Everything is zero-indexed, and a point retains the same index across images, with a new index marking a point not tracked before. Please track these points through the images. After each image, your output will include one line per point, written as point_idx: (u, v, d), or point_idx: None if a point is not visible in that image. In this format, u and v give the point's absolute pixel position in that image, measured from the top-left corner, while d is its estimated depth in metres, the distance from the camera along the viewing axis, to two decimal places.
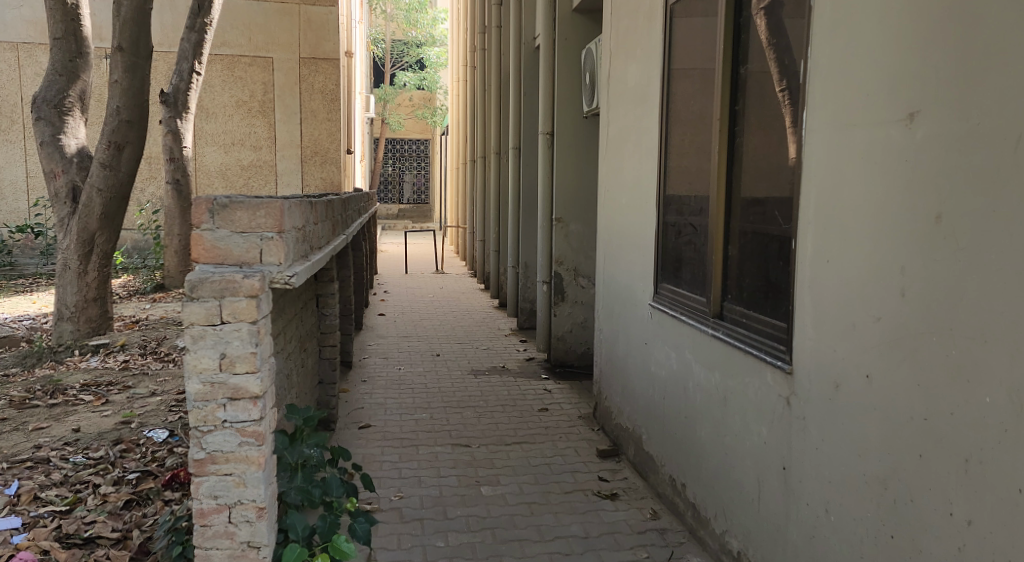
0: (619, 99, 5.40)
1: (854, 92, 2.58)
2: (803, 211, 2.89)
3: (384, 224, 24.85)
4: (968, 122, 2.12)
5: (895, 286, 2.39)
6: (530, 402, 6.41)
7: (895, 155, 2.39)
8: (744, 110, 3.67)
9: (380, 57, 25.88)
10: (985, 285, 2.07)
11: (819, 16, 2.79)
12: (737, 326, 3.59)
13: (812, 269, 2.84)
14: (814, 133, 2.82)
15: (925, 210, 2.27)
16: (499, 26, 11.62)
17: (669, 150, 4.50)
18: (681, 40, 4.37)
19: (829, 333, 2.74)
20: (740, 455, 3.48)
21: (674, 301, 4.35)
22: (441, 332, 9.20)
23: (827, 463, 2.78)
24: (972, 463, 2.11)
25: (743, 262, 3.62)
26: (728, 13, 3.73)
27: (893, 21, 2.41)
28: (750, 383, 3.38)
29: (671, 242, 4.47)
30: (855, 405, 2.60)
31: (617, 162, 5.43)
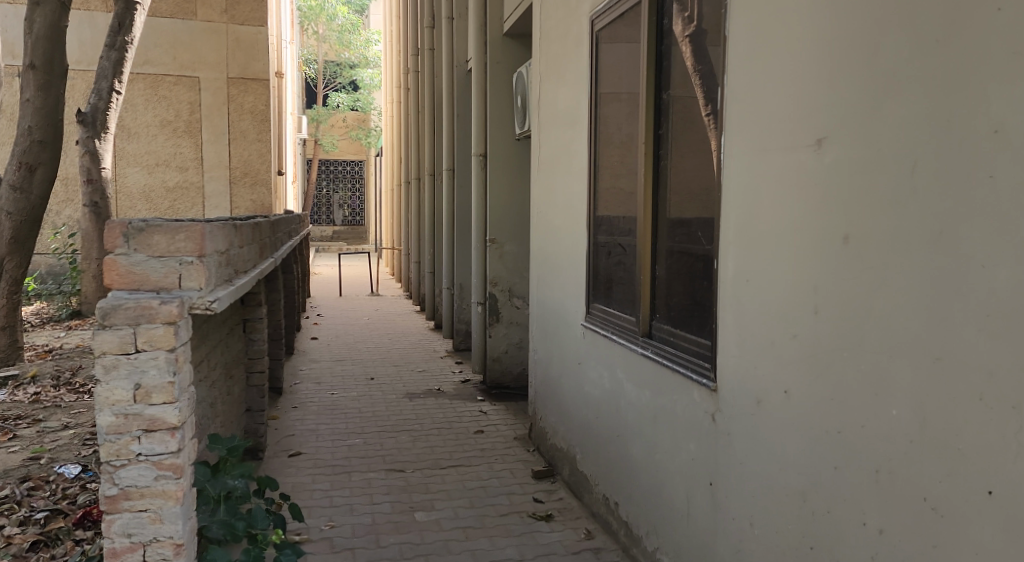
0: (550, 122, 5.47)
1: (770, 117, 2.66)
2: (724, 233, 2.96)
3: (317, 246, 24.55)
4: (870, 148, 2.19)
5: (810, 304, 2.46)
6: (466, 424, 6.38)
7: (807, 179, 2.47)
8: (669, 135, 3.74)
9: (313, 79, 25.71)
10: (889, 303, 2.13)
11: (735, 43, 2.87)
12: (665, 344, 3.66)
13: (733, 289, 2.91)
14: (734, 156, 2.89)
15: (835, 230, 2.34)
16: (432, 49, 11.66)
17: (598, 173, 4.57)
18: (606, 64, 4.47)
19: (751, 350, 2.80)
20: (670, 471, 3.52)
21: (606, 320, 4.40)
22: (376, 355, 9.11)
23: (751, 477, 2.83)
24: (882, 474, 2.17)
25: (670, 281, 3.69)
26: (651, 40, 3.83)
27: (800, 52, 2.50)
28: (678, 400, 3.43)
29: (602, 262, 4.52)
30: (774, 420, 2.67)
31: (549, 183, 5.49)
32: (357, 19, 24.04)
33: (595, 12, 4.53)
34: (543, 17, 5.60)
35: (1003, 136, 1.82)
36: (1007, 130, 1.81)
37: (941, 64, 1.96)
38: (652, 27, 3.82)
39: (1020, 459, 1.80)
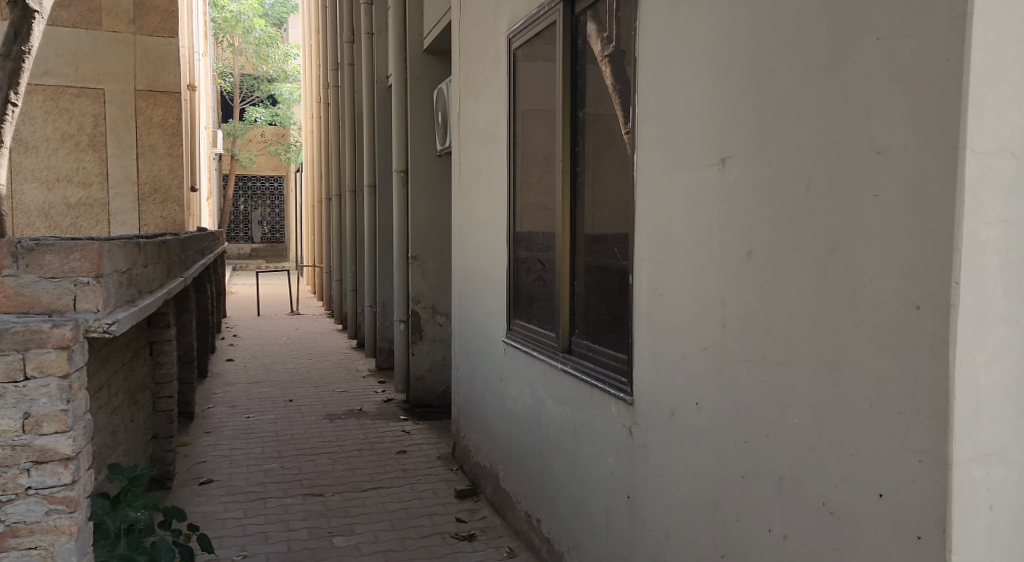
0: (470, 139, 5.46)
1: (678, 137, 2.71)
2: (638, 249, 3.00)
3: (235, 265, 23.95)
4: (769, 167, 2.25)
5: (717, 317, 2.51)
6: (388, 445, 6.29)
7: (713, 196, 2.52)
8: (584, 152, 3.78)
9: (228, 93, 25.15)
10: (788, 315, 2.19)
11: (646, 64, 2.91)
12: (584, 359, 3.69)
13: (648, 304, 2.95)
14: (646, 174, 2.93)
15: (738, 246, 2.40)
16: (352, 64, 11.55)
17: (517, 189, 4.60)
18: (524, 82, 4.50)
19: (665, 364, 2.83)
20: (591, 486, 3.53)
21: (527, 337, 4.41)
22: (296, 376, 8.91)
23: (665, 489, 2.86)
24: (785, 481, 2.22)
25: (588, 296, 3.72)
26: (567, 59, 3.87)
27: (705, 73, 2.55)
28: (597, 415, 3.46)
29: (523, 278, 4.53)
30: (687, 432, 2.70)
31: (470, 201, 5.48)
32: (274, 33, 23.64)
33: (512, 31, 4.57)
34: (462, 35, 5.61)
35: (885, 156, 1.86)
36: (888, 151, 1.85)
37: (827, 88, 2.03)
38: (568, 46, 3.86)
39: (906, 464, 1.83)
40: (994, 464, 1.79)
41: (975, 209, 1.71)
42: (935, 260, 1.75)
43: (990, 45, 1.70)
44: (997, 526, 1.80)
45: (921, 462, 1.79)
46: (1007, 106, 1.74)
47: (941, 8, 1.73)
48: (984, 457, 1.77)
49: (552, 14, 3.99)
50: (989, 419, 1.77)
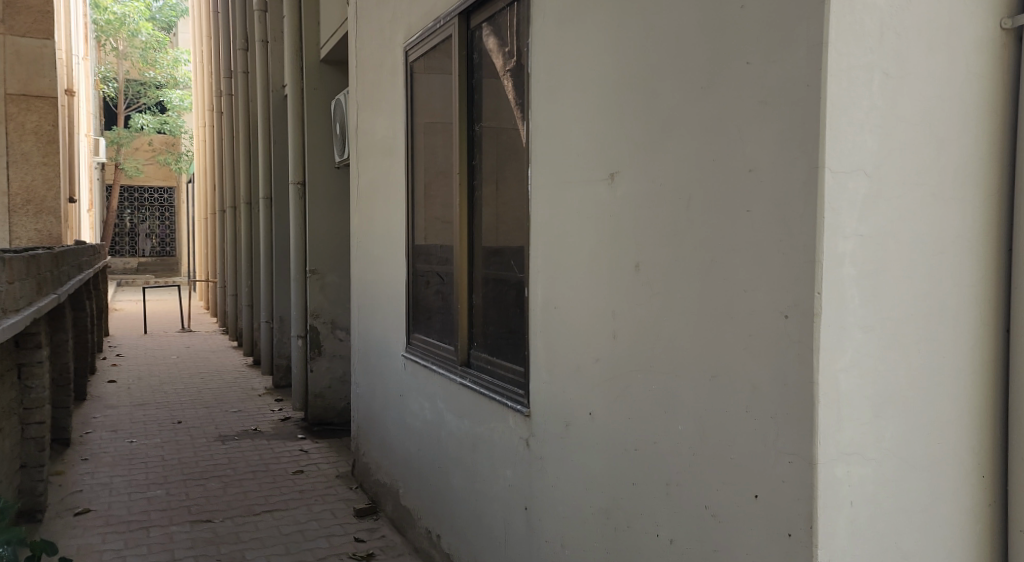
0: (367, 152, 5.41)
1: (571, 152, 2.75)
2: (533, 262, 3.03)
3: (121, 280, 22.95)
4: (656, 182, 2.30)
5: (609, 329, 2.56)
6: (284, 465, 6.13)
7: (603, 211, 2.57)
8: (481, 165, 3.79)
9: (113, 99, 24.15)
10: (674, 327, 2.24)
11: (538, 80, 2.95)
12: (483, 373, 3.70)
13: (543, 316, 2.97)
14: (541, 188, 2.96)
15: (627, 258, 2.45)
16: (246, 72, 11.28)
17: (415, 201, 4.58)
18: (421, 94, 4.50)
19: (559, 375, 2.86)
20: (489, 499, 3.53)
21: (426, 350, 4.38)
22: (185, 396, 8.59)
23: (561, 499, 2.88)
24: (672, 487, 2.27)
25: (486, 310, 3.73)
26: (462, 72, 3.88)
27: (594, 89, 2.60)
28: (495, 428, 3.46)
29: (421, 292, 4.51)
30: (581, 442, 2.73)
31: (368, 214, 5.43)
32: (163, 37, 22.85)
33: (409, 43, 4.56)
34: (358, 46, 5.56)
35: (757, 173, 1.93)
36: (759, 168, 1.93)
37: (705, 107, 2.10)
38: (464, 59, 3.87)
39: (778, 465, 1.90)
40: (856, 463, 1.86)
41: (834, 224, 1.80)
42: (800, 271, 1.83)
43: (845, 71, 1.79)
44: (861, 523, 1.87)
45: (792, 463, 1.86)
46: (862, 127, 1.82)
47: (801, 35, 1.81)
48: (847, 456, 1.85)
49: (447, 28, 4.00)
50: (851, 421, 1.85)
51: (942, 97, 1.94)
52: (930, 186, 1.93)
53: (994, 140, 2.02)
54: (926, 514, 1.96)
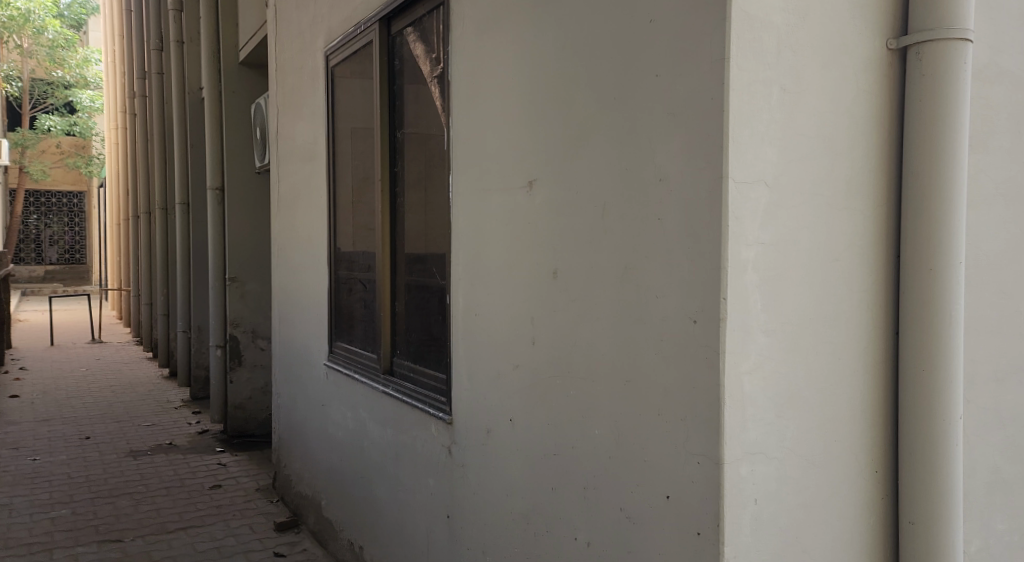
0: (288, 157, 5.33)
1: (490, 161, 2.77)
2: (454, 269, 3.04)
3: (25, 290, 21.95)
4: (572, 191, 2.35)
5: (528, 335, 2.59)
6: (201, 480, 5.98)
7: (521, 218, 2.60)
8: (403, 172, 3.78)
9: (17, 99, 23.15)
10: (592, 332, 2.28)
11: (458, 88, 2.97)
12: (405, 381, 3.69)
13: (464, 323, 2.99)
14: (461, 196, 2.98)
15: (544, 266, 2.49)
16: (160, 73, 10.97)
17: (337, 208, 4.55)
18: (342, 100, 4.47)
19: (480, 382, 2.88)
20: (412, 508, 3.52)
21: (348, 359, 4.35)
22: (96, 410, 8.28)
23: (482, 506, 2.90)
24: (589, 491, 2.31)
25: (409, 318, 3.72)
26: (384, 79, 3.87)
27: (513, 98, 2.63)
28: (417, 436, 3.46)
29: (343, 299, 4.47)
30: (501, 449, 2.76)
31: (289, 221, 5.34)
32: (71, 35, 21.98)
33: (329, 48, 4.52)
34: (278, 49, 5.49)
35: (667, 183, 1.99)
36: (669, 178, 1.99)
37: (618, 118, 2.15)
38: (385, 66, 3.86)
39: (687, 466, 1.95)
40: (760, 462, 1.93)
41: (737, 233, 1.87)
42: (706, 277, 1.90)
43: (746, 86, 1.86)
44: (764, 519, 1.94)
45: (700, 463, 1.92)
46: (763, 139, 1.90)
47: (706, 51, 1.88)
48: (751, 455, 1.92)
49: (368, 34, 3.98)
50: (755, 421, 1.92)
51: (836, 112, 2.03)
52: (825, 197, 2.02)
53: (887, 153, 2.12)
54: (826, 509, 2.05)
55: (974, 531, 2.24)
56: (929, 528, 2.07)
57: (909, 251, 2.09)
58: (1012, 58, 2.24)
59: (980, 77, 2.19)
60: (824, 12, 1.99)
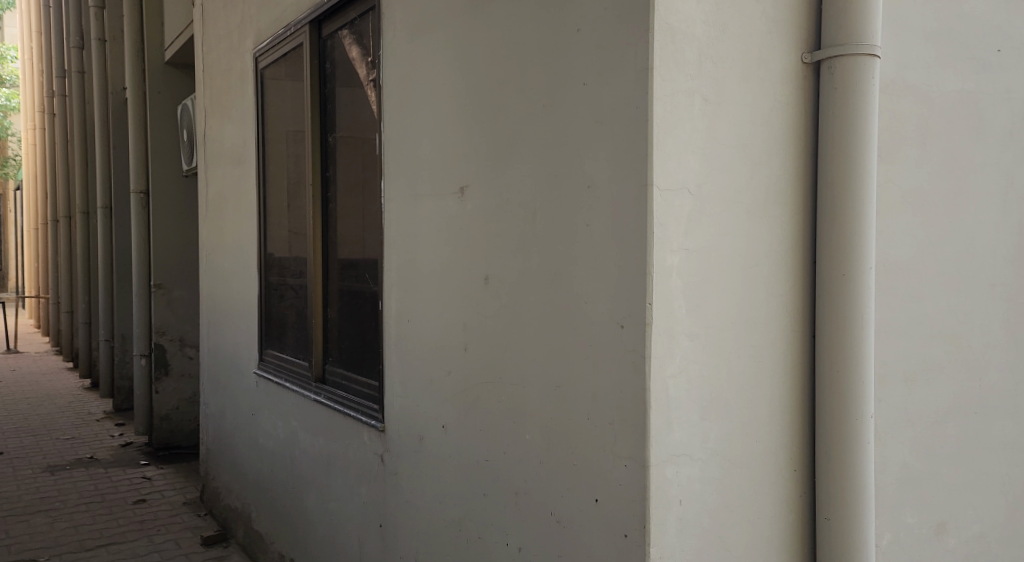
0: (216, 161, 5.23)
1: (422, 166, 2.77)
2: (387, 275, 3.03)
3: None
4: (502, 198, 2.36)
5: (460, 341, 2.59)
6: (124, 495, 5.80)
7: (453, 224, 2.61)
8: (335, 176, 3.75)
9: None
10: (523, 337, 2.30)
11: (389, 93, 2.96)
12: (337, 389, 3.65)
13: (397, 329, 2.97)
14: (393, 202, 2.97)
15: (476, 272, 2.50)
16: (81, 72, 10.64)
17: (267, 212, 4.48)
18: (272, 103, 4.41)
19: (413, 389, 2.87)
20: (344, 518, 3.48)
21: (279, 367, 4.28)
22: (12, 424, 7.96)
23: (415, 514, 2.88)
24: (521, 496, 2.32)
25: (341, 324, 3.69)
26: (314, 82, 3.84)
27: (444, 104, 2.64)
28: (349, 445, 3.42)
29: (275, 306, 4.41)
30: (433, 455, 2.75)
31: (217, 225, 5.23)
32: None
33: (258, 50, 4.45)
34: (205, 50, 5.38)
35: (595, 190, 2.02)
36: (597, 186, 2.02)
37: (547, 125, 2.17)
38: (315, 69, 3.83)
39: (616, 470, 1.98)
40: (684, 463, 1.97)
41: (662, 240, 1.91)
42: (632, 283, 1.93)
43: (669, 96, 1.91)
44: (689, 519, 1.98)
45: (628, 467, 1.95)
46: (685, 148, 1.95)
47: (630, 61, 1.92)
48: (676, 458, 1.96)
49: (299, 36, 3.93)
50: (680, 424, 1.96)
51: (754, 123, 2.09)
52: (745, 204, 2.08)
53: (805, 162, 2.20)
54: (748, 508, 2.11)
55: (885, 525, 2.33)
56: (844, 525, 2.14)
57: (824, 257, 2.16)
58: (918, 73, 2.34)
59: (888, 90, 2.29)
60: (743, 26, 2.05)
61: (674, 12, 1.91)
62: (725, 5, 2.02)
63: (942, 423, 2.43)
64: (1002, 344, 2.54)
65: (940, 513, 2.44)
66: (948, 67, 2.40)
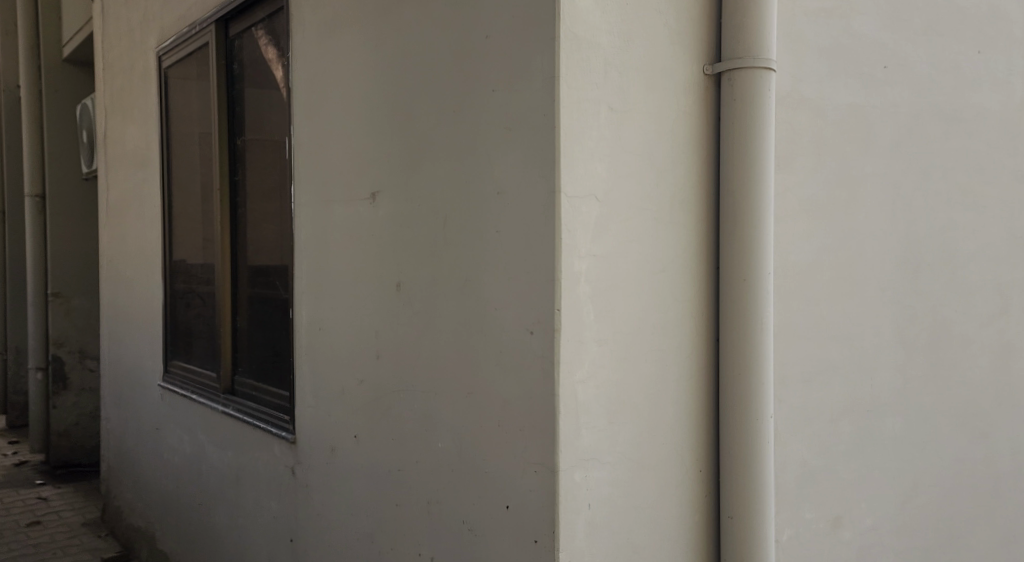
0: (117, 163, 5.05)
1: (332, 171, 2.73)
2: (298, 282, 2.97)
3: None
4: (413, 203, 2.35)
5: (373, 350, 2.56)
6: (17, 517, 5.51)
7: (364, 230, 2.58)
8: (244, 180, 3.67)
9: None
10: (435, 345, 2.28)
11: (298, 97, 2.92)
12: (247, 400, 3.56)
13: (308, 337, 2.92)
14: (304, 208, 2.91)
15: (387, 279, 2.47)
16: None
17: (172, 217, 4.34)
18: (178, 104, 4.28)
19: (325, 398, 2.82)
20: (253, 534, 3.39)
21: (186, 379, 4.14)
22: None
23: (326, 526, 2.83)
24: (433, 505, 2.31)
25: (252, 333, 3.60)
26: (221, 85, 3.74)
27: (355, 108, 2.61)
28: (259, 457, 3.34)
29: (181, 315, 4.28)
30: (345, 466, 2.71)
31: (119, 231, 5.04)
32: None
33: (161, 49, 4.31)
34: (105, 49, 5.18)
35: (504, 197, 2.03)
36: (507, 192, 2.03)
37: (457, 131, 2.17)
38: (222, 71, 3.73)
39: (526, 475, 1.99)
40: (593, 467, 2.00)
41: (570, 246, 1.93)
42: (542, 289, 1.95)
43: (575, 104, 1.93)
44: (598, 523, 2.01)
45: (538, 472, 1.96)
46: (592, 155, 1.98)
47: (537, 68, 1.94)
48: (585, 462, 1.98)
49: (204, 35, 3.81)
50: (589, 428, 1.99)
51: (659, 132, 2.14)
52: (652, 211, 2.13)
53: (708, 170, 2.26)
54: (655, 510, 2.14)
55: (785, 521, 2.41)
56: (747, 523, 2.21)
57: (728, 263, 2.22)
58: (812, 87, 2.44)
59: (784, 102, 2.37)
60: (647, 37, 2.10)
61: (579, 21, 1.94)
62: (630, 16, 2.06)
63: (838, 422, 2.53)
64: (893, 346, 2.67)
65: (836, 508, 2.53)
66: (841, 80, 2.51)
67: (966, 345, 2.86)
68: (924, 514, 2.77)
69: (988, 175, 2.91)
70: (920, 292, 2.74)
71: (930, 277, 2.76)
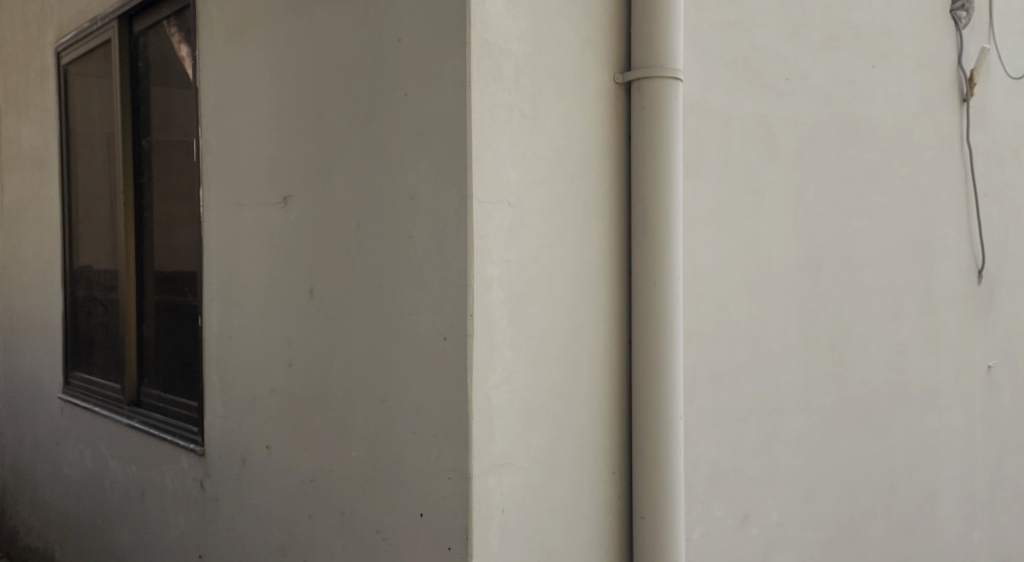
0: (13, 164, 4.80)
1: (243, 174, 2.67)
2: (207, 288, 2.88)
3: None
4: (326, 208, 2.31)
5: (285, 357, 2.51)
6: None
7: (276, 236, 2.52)
8: (150, 183, 3.55)
9: None
10: (348, 352, 2.25)
11: (206, 98, 2.84)
12: (153, 412, 3.43)
13: (218, 345, 2.84)
14: (213, 213, 2.83)
15: (300, 286, 2.43)
16: None
17: (73, 221, 4.16)
18: (78, 104, 4.10)
19: (235, 408, 2.75)
20: (159, 551, 3.27)
21: (88, 392, 3.97)
22: None
23: (236, 540, 2.75)
24: (346, 515, 2.27)
25: (158, 342, 3.48)
26: (124, 84, 3.60)
27: (265, 111, 2.55)
28: (165, 471, 3.22)
29: (82, 324, 4.10)
30: (256, 477, 2.64)
31: (15, 235, 4.80)
32: None
33: (60, 45, 4.13)
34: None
35: (417, 202, 2.02)
36: (420, 197, 2.02)
37: (370, 136, 2.15)
38: (125, 70, 3.60)
39: (439, 482, 1.98)
40: (507, 473, 2.00)
41: (482, 251, 1.93)
42: (454, 295, 1.94)
43: (486, 110, 1.94)
44: (511, 528, 2.01)
45: (451, 479, 1.95)
46: (504, 161, 1.98)
47: (449, 74, 1.94)
48: (498, 467, 1.98)
49: (107, 33, 3.67)
50: (502, 433, 1.99)
51: (571, 138, 2.16)
52: (564, 217, 2.15)
53: (619, 176, 2.30)
54: (569, 513, 2.16)
55: (695, 520, 2.46)
56: (658, 524, 2.25)
57: (639, 268, 2.26)
58: (719, 97, 2.51)
59: (692, 112, 2.43)
60: (558, 45, 2.12)
61: (491, 28, 1.95)
62: (541, 24, 2.08)
63: (744, 422, 2.60)
64: (796, 347, 2.76)
65: (743, 505, 2.60)
66: (745, 91, 2.59)
67: (864, 346, 2.98)
68: (826, 510, 2.88)
69: (882, 184, 3.05)
70: (822, 295, 2.85)
71: (830, 281, 2.87)
